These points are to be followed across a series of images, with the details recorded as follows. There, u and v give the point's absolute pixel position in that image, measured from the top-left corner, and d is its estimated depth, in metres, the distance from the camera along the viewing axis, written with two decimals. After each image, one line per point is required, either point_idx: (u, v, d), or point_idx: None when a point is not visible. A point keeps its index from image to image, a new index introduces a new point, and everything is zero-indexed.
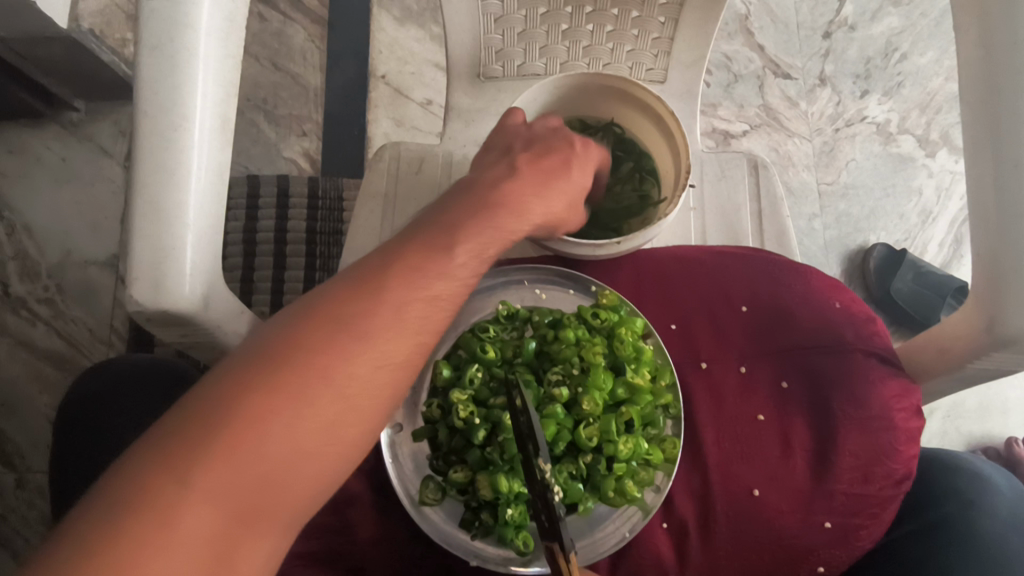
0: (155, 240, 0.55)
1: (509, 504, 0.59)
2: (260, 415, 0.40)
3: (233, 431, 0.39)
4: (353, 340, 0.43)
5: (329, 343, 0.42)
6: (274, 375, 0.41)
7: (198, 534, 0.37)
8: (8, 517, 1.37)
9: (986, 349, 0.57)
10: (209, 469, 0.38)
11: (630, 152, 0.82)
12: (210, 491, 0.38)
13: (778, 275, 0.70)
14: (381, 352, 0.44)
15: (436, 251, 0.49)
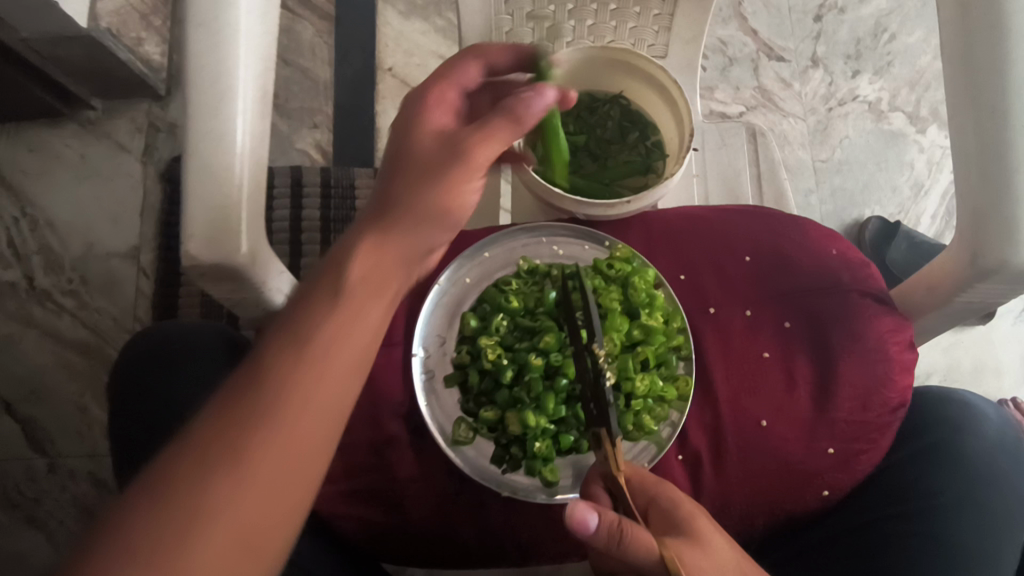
0: (210, 199, 0.60)
1: (537, 438, 0.65)
2: (228, 453, 0.46)
3: (184, 476, 0.45)
4: (294, 375, 0.49)
5: (271, 388, 0.49)
6: (228, 424, 0.47)
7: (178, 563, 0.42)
8: (42, 501, 1.42)
9: (972, 280, 0.62)
10: (194, 496, 0.44)
11: (636, 123, 0.88)
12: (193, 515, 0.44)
13: (779, 226, 0.76)
14: (323, 382, 0.50)
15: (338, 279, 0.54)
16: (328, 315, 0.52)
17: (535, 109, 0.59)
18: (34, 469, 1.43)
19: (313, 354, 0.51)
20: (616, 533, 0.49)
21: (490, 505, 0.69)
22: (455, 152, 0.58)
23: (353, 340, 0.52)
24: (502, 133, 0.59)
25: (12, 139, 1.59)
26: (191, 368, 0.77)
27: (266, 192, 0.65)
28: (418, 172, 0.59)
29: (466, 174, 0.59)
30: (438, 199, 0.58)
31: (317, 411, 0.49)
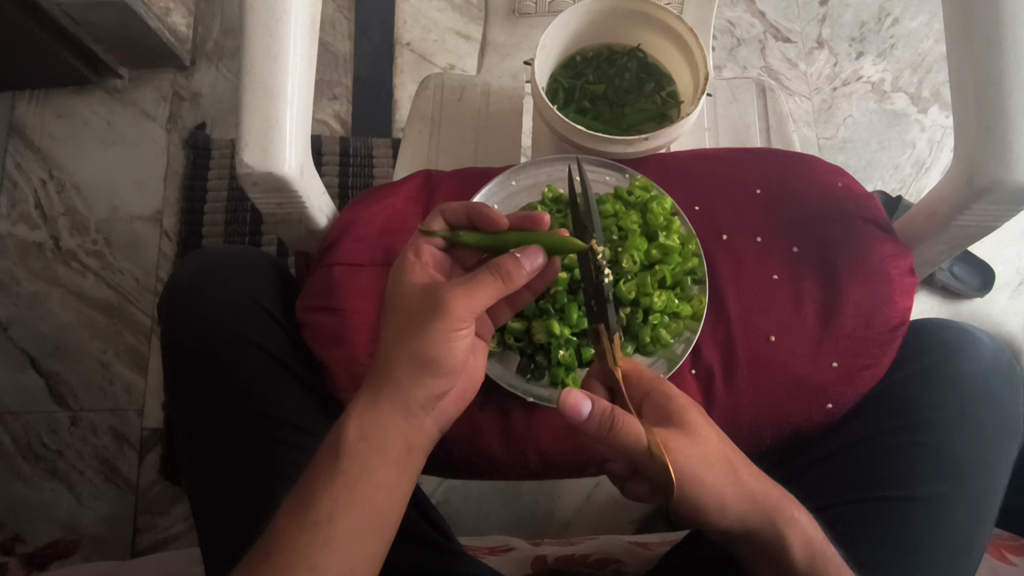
0: (264, 113, 0.65)
1: (561, 346, 0.70)
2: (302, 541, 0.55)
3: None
4: (339, 479, 0.57)
5: (323, 491, 0.57)
6: (290, 525, 0.56)
7: None
8: (65, 453, 1.45)
9: (968, 202, 0.67)
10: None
11: (652, 75, 0.93)
12: None
13: (789, 162, 0.80)
14: (368, 482, 0.58)
15: (376, 389, 0.61)
16: (360, 426, 0.60)
17: (521, 267, 0.62)
18: (57, 422, 1.47)
19: (354, 459, 0.58)
20: (607, 419, 0.56)
21: (512, 412, 0.72)
22: (438, 305, 0.60)
23: (389, 442, 0.60)
24: (486, 286, 0.61)
25: (42, 104, 1.64)
26: (243, 288, 0.81)
27: (313, 113, 0.69)
28: (406, 325, 0.62)
29: (452, 325, 0.61)
30: (428, 350, 0.61)
31: (366, 505, 0.57)
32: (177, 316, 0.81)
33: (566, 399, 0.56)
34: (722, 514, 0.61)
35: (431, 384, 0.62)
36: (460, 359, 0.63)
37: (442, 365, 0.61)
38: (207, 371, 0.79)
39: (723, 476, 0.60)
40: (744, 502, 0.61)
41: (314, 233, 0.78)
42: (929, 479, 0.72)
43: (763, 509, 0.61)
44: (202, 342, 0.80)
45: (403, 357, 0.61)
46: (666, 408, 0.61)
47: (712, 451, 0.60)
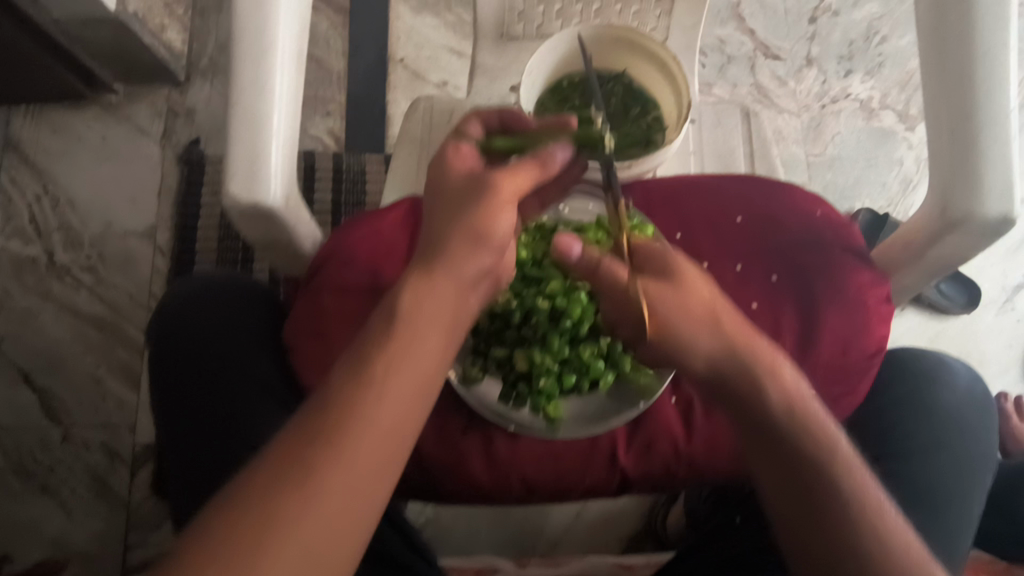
0: (250, 144, 0.66)
1: (542, 375, 0.71)
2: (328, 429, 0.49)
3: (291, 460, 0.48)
4: (368, 391, 0.51)
5: (350, 399, 0.50)
6: (309, 440, 0.49)
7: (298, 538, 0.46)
8: (56, 469, 1.45)
9: (941, 232, 0.68)
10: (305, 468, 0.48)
11: (638, 100, 0.92)
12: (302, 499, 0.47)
13: (769, 190, 0.81)
14: (398, 396, 0.51)
15: (428, 261, 0.56)
16: (396, 334, 0.53)
17: (569, 136, 0.68)
18: (49, 438, 1.47)
19: (386, 371, 0.52)
20: (594, 262, 0.60)
21: (496, 438, 0.74)
22: (489, 177, 0.59)
23: (427, 357, 0.53)
24: (556, 129, 0.68)
25: (37, 120, 1.65)
26: (232, 312, 0.83)
27: (299, 144, 0.70)
28: (452, 193, 0.59)
29: (499, 198, 0.58)
30: (477, 223, 0.57)
31: (402, 396, 0.52)
32: (165, 341, 0.83)
33: (558, 241, 0.61)
34: (694, 364, 0.58)
35: (482, 257, 0.57)
36: (507, 240, 0.59)
37: (494, 238, 0.57)
38: (192, 394, 0.80)
39: (701, 322, 0.57)
40: (722, 351, 0.57)
41: (301, 259, 0.79)
42: (905, 506, 0.72)
43: (740, 361, 0.57)
44: (189, 365, 0.81)
45: (467, 230, 0.57)
46: (662, 263, 0.59)
47: (694, 290, 0.58)
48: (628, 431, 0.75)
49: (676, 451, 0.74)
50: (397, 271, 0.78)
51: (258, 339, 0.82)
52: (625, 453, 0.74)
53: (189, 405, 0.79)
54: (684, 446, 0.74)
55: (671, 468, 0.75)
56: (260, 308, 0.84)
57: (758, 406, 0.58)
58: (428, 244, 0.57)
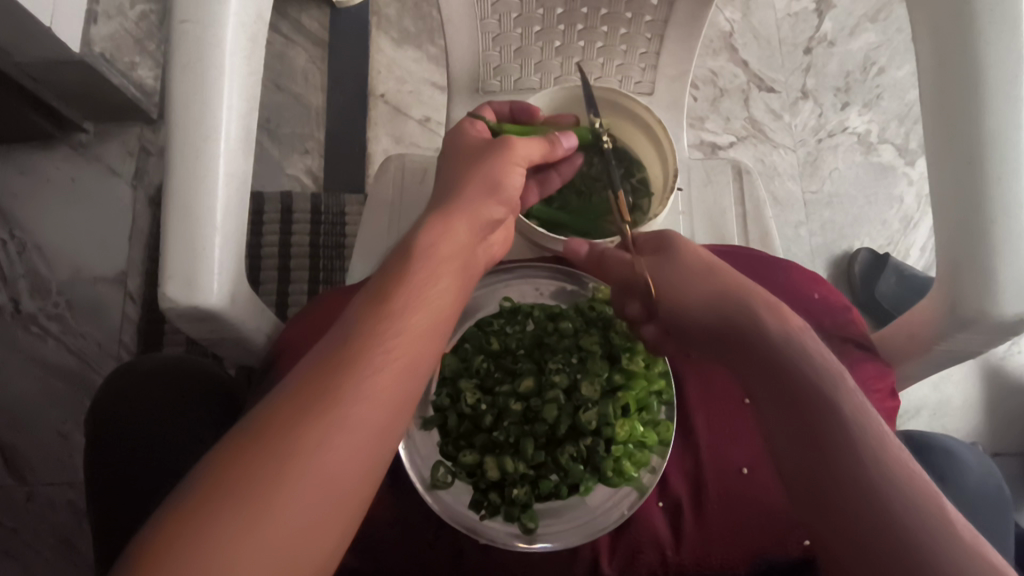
0: (189, 241, 0.60)
1: (516, 484, 0.65)
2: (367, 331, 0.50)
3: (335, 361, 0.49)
4: (383, 326, 0.51)
5: (367, 339, 0.50)
6: (325, 372, 0.48)
7: (355, 426, 0.47)
8: (21, 530, 1.40)
9: (951, 329, 0.62)
10: (355, 371, 0.48)
11: (621, 161, 0.86)
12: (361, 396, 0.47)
13: (763, 267, 0.75)
14: (413, 330, 0.52)
15: (445, 210, 0.61)
16: (415, 273, 0.55)
17: (562, 145, 0.74)
18: (13, 498, 1.41)
19: (402, 310, 0.52)
20: (593, 253, 0.73)
21: (467, 552, 0.67)
22: (502, 142, 0.67)
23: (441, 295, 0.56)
24: (539, 145, 0.71)
25: (4, 161, 1.59)
26: (174, 403, 0.79)
27: (246, 234, 0.64)
28: (467, 158, 0.67)
29: (512, 160, 0.67)
30: (494, 173, 0.65)
31: (430, 307, 0.54)
32: (105, 433, 0.79)
33: (567, 245, 0.74)
34: (696, 313, 0.65)
35: (492, 207, 0.65)
36: (514, 196, 0.68)
37: (504, 193, 0.66)
38: (137, 496, 0.76)
39: (699, 275, 0.66)
40: (716, 294, 0.64)
41: (253, 351, 0.73)
42: None
43: (732, 307, 0.63)
44: (133, 464, 0.77)
45: (476, 189, 0.64)
46: (663, 239, 0.69)
47: (691, 258, 0.67)
48: (610, 540, 0.68)
49: (663, 561, 0.67)
50: None
51: (204, 436, 0.77)
52: (608, 562, 0.67)
53: (132, 507, 0.75)
54: (672, 554, 0.67)
55: None
56: (200, 395, 0.79)
57: (775, 350, 0.59)
58: (443, 199, 0.63)
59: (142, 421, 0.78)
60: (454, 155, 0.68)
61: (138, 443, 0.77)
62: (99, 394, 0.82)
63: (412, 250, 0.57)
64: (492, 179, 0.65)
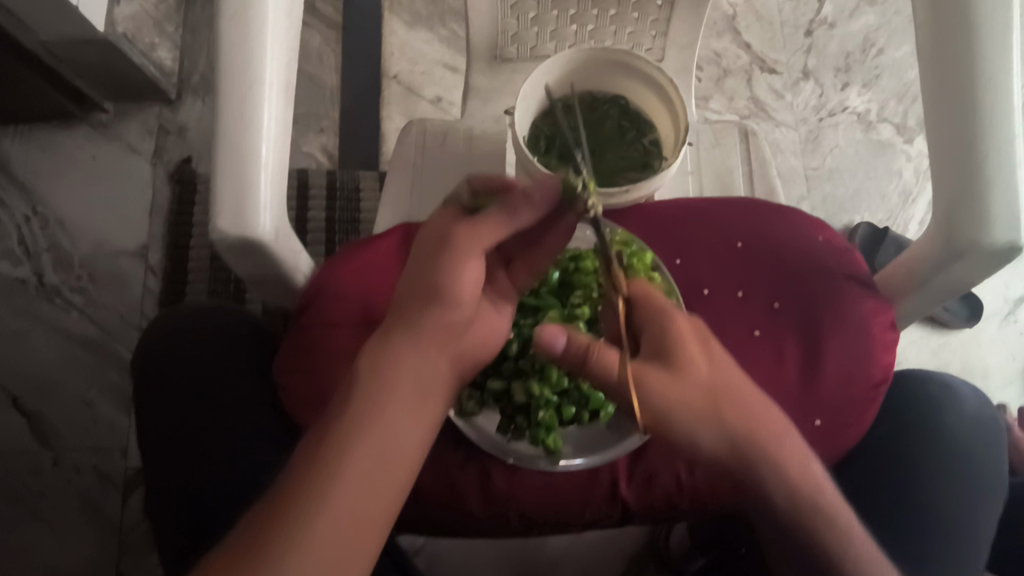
0: (236, 177, 0.64)
1: (541, 407, 0.71)
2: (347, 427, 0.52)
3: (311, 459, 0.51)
4: (334, 439, 0.52)
5: (316, 457, 0.51)
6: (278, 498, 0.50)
7: (331, 527, 0.49)
8: (48, 494, 1.44)
9: (946, 261, 0.66)
10: (329, 464, 0.50)
11: (634, 123, 0.92)
12: (332, 494, 0.49)
13: (770, 214, 0.80)
14: (364, 440, 0.52)
15: (413, 306, 0.58)
16: (364, 375, 0.55)
17: (531, 202, 0.63)
18: (39, 463, 1.45)
19: (354, 419, 0.53)
20: (584, 352, 0.58)
21: (494, 472, 0.72)
22: (447, 233, 0.61)
23: (397, 390, 0.54)
24: (490, 223, 0.61)
25: (25, 139, 1.63)
26: (215, 352, 0.80)
27: (287, 175, 0.69)
28: (423, 258, 0.60)
29: (455, 251, 0.60)
30: (438, 277, 0.59)
31: (404, 400, 0.54)
32: (147, 380, 0.80)
33: (540, 334, 0.58)
34: (699, 452, 0.58)
35: (450, 300, 0.59)
36: (473, 294, 0.61)
37: (450, 295, 0.59)
38: (172, 436, 0.77)
39: (704, 415, 0.56)
40: (719, 439, 0.57)
41: (291, 291, 0.77)
42: (918, 542, 0.71)
43: (751, 447, 0.57)
44: (172, 405, 0.78)
45: (437, 288, 0.59)
46: (661, 338, 0.58)
47: (692, 385, 0.57)
48: (628, 463, 0.73)
49: (678, 483, 0.72)
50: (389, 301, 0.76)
51: (242, 383, 0.79)
52: (627, 484, 0.72)
53: (164, 448, 0.77)
54: (686, 477, 0.72)
55: (674, 500, 0.73)
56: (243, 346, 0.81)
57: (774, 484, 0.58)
58: (409, 297, 0.59)
59: (185, 359, 0.79)
60: (421, 252, 0.62)
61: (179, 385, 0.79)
62: (147, 329, 0.84)
63: (375, 357, 0.56)
64: (443, 293, 0.59)
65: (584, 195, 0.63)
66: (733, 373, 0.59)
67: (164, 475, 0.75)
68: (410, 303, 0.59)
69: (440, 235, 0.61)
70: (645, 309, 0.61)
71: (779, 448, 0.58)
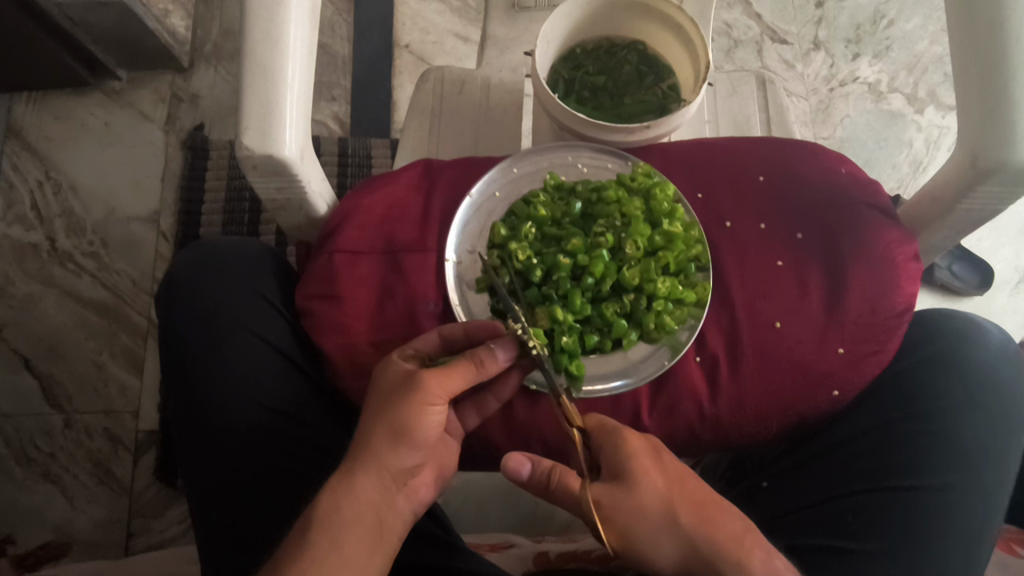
0: (263, 95, 0.65)
1: (565, 333, 0.69)
2: (311, 542, 0.57)
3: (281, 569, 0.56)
4: (308, 553, 0.57)
5: (293, 566, 0.56)
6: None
7: None
8: (57, 456, 1.34)
9: (974, 182, 0.68)
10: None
11: (653, 67, 0.92)
12: None
13: (791, 150, 0.81)
14: (335, 558, 0.57)
15: (380, 435, 0.61)
16: (333, 498, 0.59)
17: (496, 357, 0.64)
18: (50, 424, 1.36)
19: (326, 531, 0.58)
20: (547, 475, 0.64)
21: (515, 402, 0.74)
22: (413, 381, 0.62)
23: (361, 514, 0.60)
24: (459, 370, 0.63)
25: (37, 105, 1.56)
26: (232, 297, 0.78)
27: (312, 97, 0.69)
28: (385, 394, 0.63)
29: (424, 401, 0.62)
30: (405, 419, 0.61)
31: (365, 521, 0.60)
32: (173, 321, 0.80)
33: (506, 462, 0.64)
34: (658, 564, 0.60)
35: (405, 455, 0.62)
36: (435, 433, 0.63)
37: (415, 438, 0.62)
38: (192, 383, 0.77)
39: (660, 525, 0.60)
40: (681, 550, 0.59)
41: (315, 220, 0.79)
42: (940, 468, 0.73)
43: (696, 547, 0.59)
44: (192, 351, 0.78)
45: (406, 418, 0.61)
46: (616, 461, 0.62)
47: (647, 501, 0.60)
48: (651, 392, 0.73)
49: (700, 413, 0.72)
50: (410, 234, 0.76)
51: (259, 332, 0.77)
52: (649, 415, 0.72)
53: (184, 396, 0.77)
54: (709, 406, 0.72)
55: (696, 430, 0.73)
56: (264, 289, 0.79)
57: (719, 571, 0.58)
58: (374, 416, 0.62)
59: (205, 298, 0.79)
60: (390, 379, 0.64)
61: (201, 330, 0.78)
62: (174, 266, 0.83)
63: (347, 472, 0.61)
64: (407, 418, 0.61)
65: (524, 338, 0.65)
66: (683, 478, 0.62)
67: (197, 415, 0.76)
68: (375, 425, 0.62)
69: (404, 369, 0.64)
70: (600, 435, 0.64)
71: (744, 554, 0.59)
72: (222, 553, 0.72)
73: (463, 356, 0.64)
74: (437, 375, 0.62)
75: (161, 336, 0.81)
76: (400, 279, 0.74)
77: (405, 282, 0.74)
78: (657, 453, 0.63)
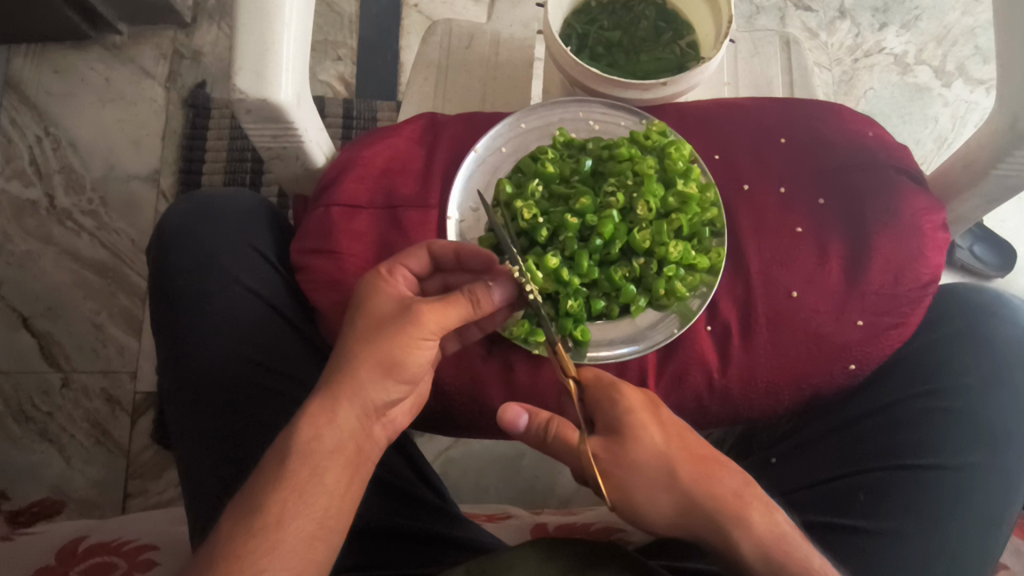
0: (259, 35, 0.62)
1: (570, 296, 0.66)
2: (287, 466, 0.54)
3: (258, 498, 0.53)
4: (285, 486, 0.53)
5: (272, 495, 0.53)
6: (238, 531, 0.51)
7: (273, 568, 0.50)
8: (55, 415, 1.31)
9: (1010, 145, 0.64)
10: (273, 505, 0.52)
11: (670, 23, 0.85)
12: (272, 530, 0.51)
13: (815, 112, 0.76)
14: (317, 485, 0.54)
15: (363, 367, 0.58)
16: (312, 425, 0.56)
17: (493, 296, 0.61)
18: (48, 383, 1.32)
19: (306, 460, 0.54)
20: (543, 431, 0.61)
21: (517, 364, 0.71)
22: (410, 311, 0.59)
23: (341, 442, 0.56)
24: (457, 306, 0.60)
25: (38, 59, 1.47)
26: (222, 247, 0.76)
27: (308, 39, 0.66)
28: (374, 324, 0.59)
29: (420, 335, 0.59)
30: (394, 355, 0.58)
31: (342, 452, 0.56)
32: (162, 271, 0.77)
33: (503, 412, 0.61)
34: (655, 520, 0.59)
35: (390, 387, 0.59)
36: (421, 368, 0.60)
37: (404, 373, 0.59)
38: (178, 332, 0.74)
39: (656, 480, 0.58)
40: (677, 506, 0.58)
41: (311, 171, 0.76)
42: (959, 449, 0.70)
43: (704, 507, 0.57)
44: (178, 300, 0.75)
45: (397, 353, 0.58)
46: (613, 413, 0.60)
47: (642, 460, 0.58)
48: (659, 360, 0.70)
49: (709, 383, 0.69)
50: (410, 190, 0.73)
51: (250, 284, 0.75)
52: (655, 384, 0.69)
53: (170, 345, 0.75)
54: (719, 377, 0.69)
55: (703, 401, 0.70)
56: (257, 241, 0.77)
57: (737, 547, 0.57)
58: (356, 344, 0.59)
59: (199, 247, 0.76)
60: (382, 306, 0.60)
61: (187, 279, 0.75)
62: (166, 216, 0.80)
63: (325, 401, 0.57)
64: (395, 350, 0.58)
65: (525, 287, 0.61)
66: (681, 433, 0.60)
67: (188, 368, 0.73)
68: (360, 353, 0.58)
69: (389, 296, 0.61)
70: (596, 389, 0.62)
71: (743, 511, 0.57)
72: (211, 508, 0.69)
73: (462, 291, 0.61)
74: (434, 307, 0.59)
75: (150, 287, 0.78)
76: (399, 234, 0.71)
77: (404, 239, 0.71)
78: (654, 408, 0.61)
